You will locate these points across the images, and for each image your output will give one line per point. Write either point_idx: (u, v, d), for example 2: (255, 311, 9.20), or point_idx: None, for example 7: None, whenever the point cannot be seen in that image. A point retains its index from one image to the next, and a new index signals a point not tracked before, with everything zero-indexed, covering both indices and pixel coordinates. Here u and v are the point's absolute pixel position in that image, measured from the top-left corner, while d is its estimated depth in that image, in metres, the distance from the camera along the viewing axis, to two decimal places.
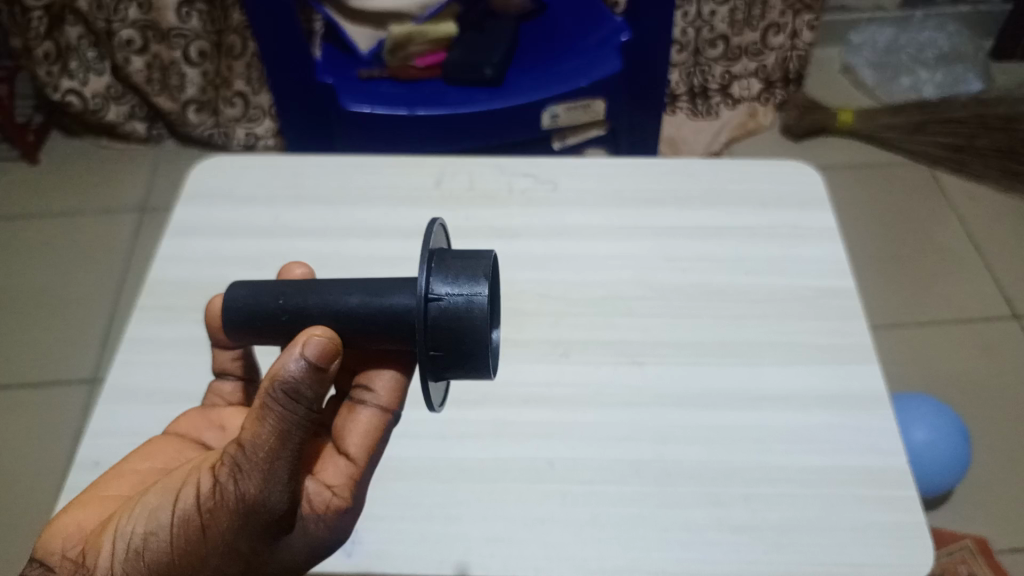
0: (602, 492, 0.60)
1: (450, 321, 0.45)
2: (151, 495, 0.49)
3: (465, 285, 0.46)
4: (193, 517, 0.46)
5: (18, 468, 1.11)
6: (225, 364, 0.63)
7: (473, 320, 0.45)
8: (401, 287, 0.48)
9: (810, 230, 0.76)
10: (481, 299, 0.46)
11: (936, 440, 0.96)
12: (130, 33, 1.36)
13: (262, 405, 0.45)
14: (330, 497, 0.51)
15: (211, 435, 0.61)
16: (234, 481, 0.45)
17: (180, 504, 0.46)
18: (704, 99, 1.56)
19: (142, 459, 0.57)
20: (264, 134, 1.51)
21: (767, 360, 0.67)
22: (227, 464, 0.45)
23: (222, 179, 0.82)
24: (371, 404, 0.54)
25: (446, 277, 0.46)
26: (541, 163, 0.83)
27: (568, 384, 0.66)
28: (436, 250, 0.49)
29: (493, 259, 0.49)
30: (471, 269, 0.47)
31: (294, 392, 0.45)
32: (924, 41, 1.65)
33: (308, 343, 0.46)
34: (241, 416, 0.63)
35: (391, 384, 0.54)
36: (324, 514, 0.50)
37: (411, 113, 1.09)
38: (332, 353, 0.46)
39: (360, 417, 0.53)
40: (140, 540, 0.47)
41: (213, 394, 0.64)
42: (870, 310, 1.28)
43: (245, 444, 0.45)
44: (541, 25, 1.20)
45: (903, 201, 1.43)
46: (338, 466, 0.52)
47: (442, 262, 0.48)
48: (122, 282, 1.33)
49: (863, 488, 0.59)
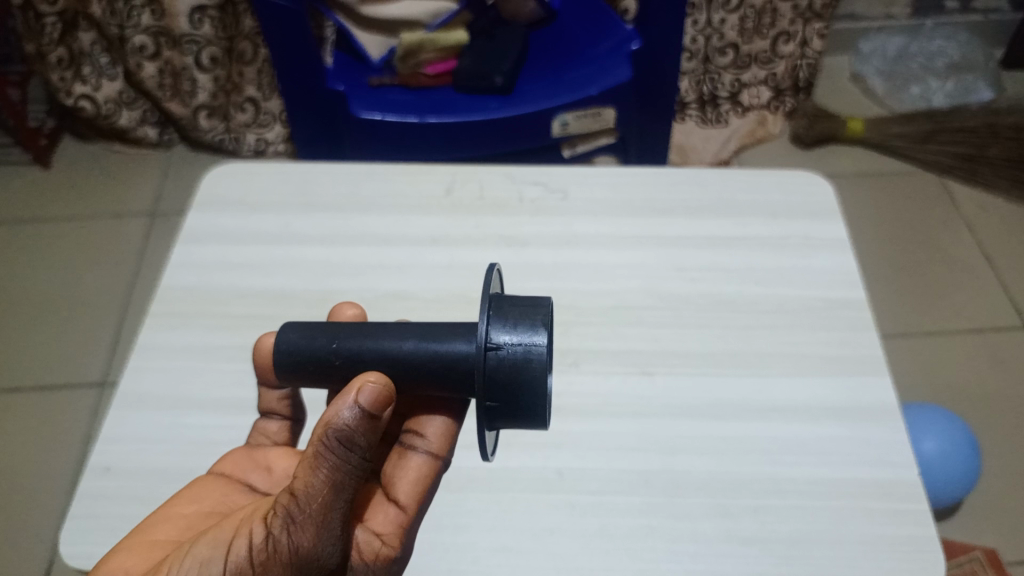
0: (610, 502, 0.60)
1: (507, 371, 0.46)
2: (200, 545, 0.47)
3: (523, 334, 0.47)
4: (245, 570, 0.45)
5: (31, 471, 1.12)
6: (272, 404, 0.62)
7: (531, 371, 0.46)
8: (456, 334, 0.49)
9: (821, 241, 0.75)
10: (539, 350, 0.46)
11: (947, 452, 0.96)
12: (142, 39, 1.38)
13: (316, 454, 0.45)
14: (379, 546, 0.51)
15: (257, 477, 0.59)
16: (289, 532, 0.44)
17: (231, 556, 0.45)
18: (713, 107, 1.56)
19: (188, 502, 0.56)
20: (274, 139, 1.52)
21: (774, 370, 0.67)
22: (280, 515, 0.45)
23: (233, 187, 0.82)
24: (422, 449, 0.54)
25: (504, 325, 0.47)
26: (552, 173, 0.83)
27: (578, 394, 0.66)
28: (493, 296, 0.50)
29: (550, 306, 0.49)
30: (530, 317, 0.47)
31: (349, 440, 0.45)
32: (935, 51, 1.64)
33: (363, 389, 0.46)
34: (287, 458, 0.61)
35: (441, 431, 0.55)
36: (372, 564, 0.50)
37: (422, 120, 1.09)
38: (384, 401, 0.46)
39: (412, 463, 0.53)
40: None
41: (259, 434, 0.63)
42: (880, 319, 1.27)
43: (299, 494, 0.45)
44: (552, 33, 1.20)
45: (913, 209, 1.43)
46: (389, 514, 0.52)
47: (500, 309, 0.48)
48: (132, 286, 1.34)
49: (874, 501, 0.59)
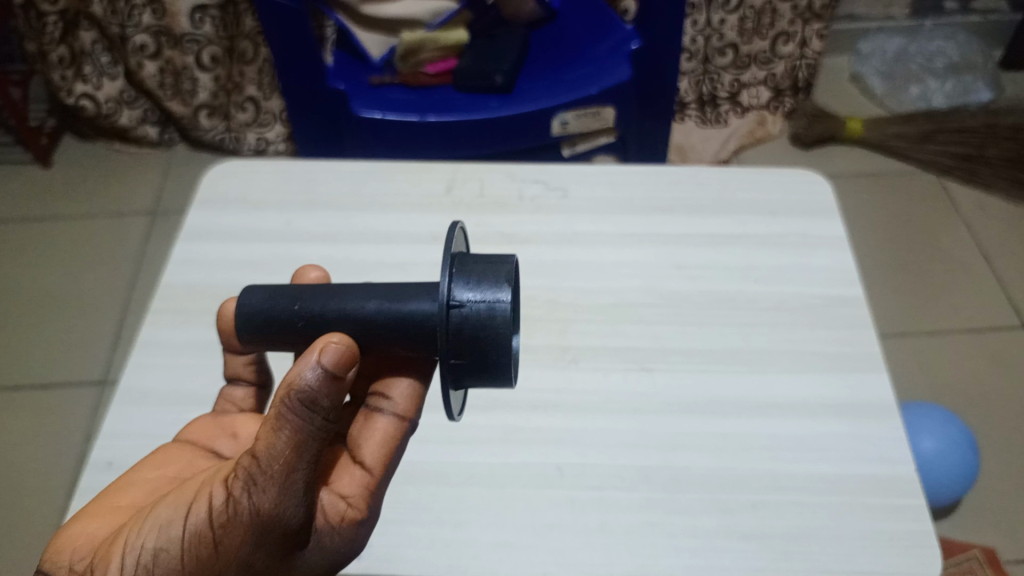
0: (611, 498, 0.60)
1: (472, 328, 0.46)
2: (162, 508, 0.47)
3: (487, 290, 0.47)
4: (205, 532, 0.45)
5: (31, 468, 1.12)
6: (238, 369, 0.63)
7: (495, 327, 0.46)
8: (419, 293, 0.49)
9: (819, 239, 0.76)
10: (503, 307, 0.46)
11: (945, 450, 0.96)
12: (144, 38, 1.38)
13: (277, 416, 0.45)
14: (345, 509, 0.51)
15: (224, 444, 0.60)
16: (249, 494, 0.45)
17: (191, 519, 0.46)
18: (713, 107, 1.56)
19: (152, 468, 0.56)
20: (275, 138, 1.52)
21: (774, 368, 0.67)
22: (241, 477, 0.45)
23: (234, 185, 0.82)
24: (389, 411, 0.54)
25: (468, 282, 0.47)
26: (552, 171, 0.83)
27: (577, 391, 0.66)
28: (457, 254, 0.49)
29: (514, 263, 0.49)
30: (494, 274, 0.47)
31: (310, 401, 0.45)
32: (931, 54, 1.64)
33: (325, 350, 0.46)
34: (252, 424, 0.61)
35: (409, 393, 0.54)
36: (338, 525, 0.51)
37: (422, 120, 1.10)
38: (347, 362, 0.46)
39: (379, 425, 0.53)
40: (149, 556, 0.46)
41: (225, 401, 0.64)
42: (879, 318, 1.27)
43: (260, 456, 0.45)
44: (551, 33, 1.21)
45: (912, 210, 1.43)
46: (356, 476, 0.52)
47: (464, 266, 0.48)
48: (133, 285, 1.34)
49: (872, 498, 0.59)
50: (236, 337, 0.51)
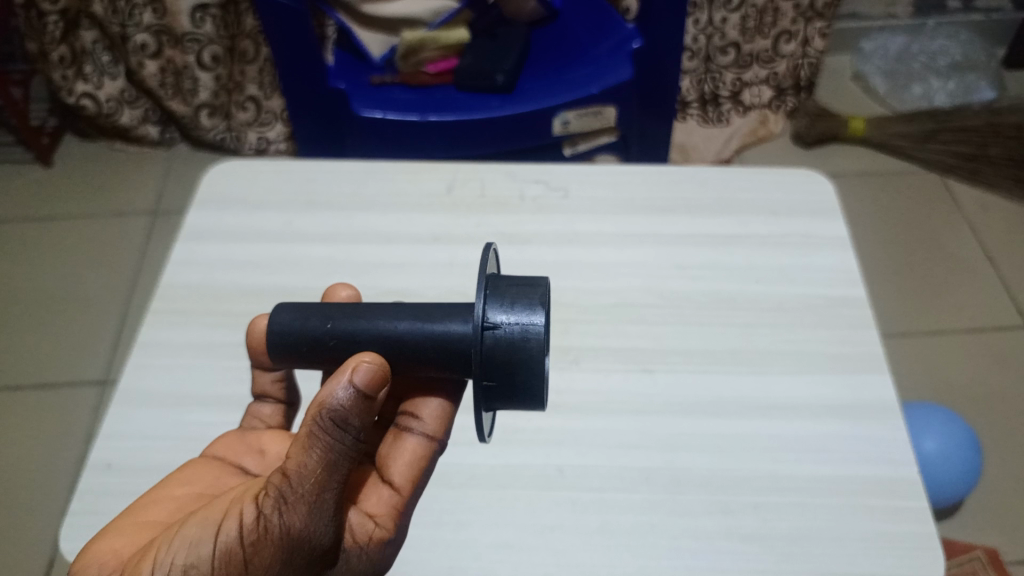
0: (611, 499, 0.60)
1: (506, 350, 0.46)
2: (190, 525, 0.46)
3: (522, 313, 0.47)
4: (234, 550, 0.44)
5: (33, 469, 1.12)
6: (265, 386, 0.63)
7: (529, 350, 0.46)
8: (452, 315, 0.49)
9: (821, 239, 0.76)
10: (538, 330, 0.46)
11: (947, 450, 0.96)
12: (144, 37, 1.38)
13: (309, 434, 0.45)
14: (372, 528, 0.51)
15: (250, 461, 0.60)
16: (280, 512, 0.44)
17: (221, 535, 0.45)
18: (714, 106, 1.56)
19: (178, 485, 0.56)
20: (275, 138, 1.52)
21: (776, 369, 0.67)
22: (272, 495, 0.45)
23: (234, 186, 0.82)
24: (417, 431, 0.54)
25: (501, 304, 0.47)
26: (553, 171, 0.83)
27: (578, 392, 0.66)
28: (490, 276, 0.50)
29: (547, 286, 0.49)
30: (528, 297, 0.47)
31: (343, 420, 0.45)
32: (936, 50, 1.64)
33: (357, 369, 0.46)
34: (280, 441, 0.62)
35: (437, 412, 0.55)
36: (367, 546, 0.50)
37: (422, 119, 1.09)
38: (379, 381, 0.47)
39: (407, 445, 0.54)
40: (179, 574, 0.44)
41: (253, 418, 0.63)
42: (880, 317, 1.27)
43: (291, 474, 0.45)
44: (552, 31, 1.20)
45: (914, 208, 1.42)
46: (383, 496, 0.53)
47: (498, 289, 0.48)
48: (134, 285, 1.34)
49: (874, 499, 0.59)
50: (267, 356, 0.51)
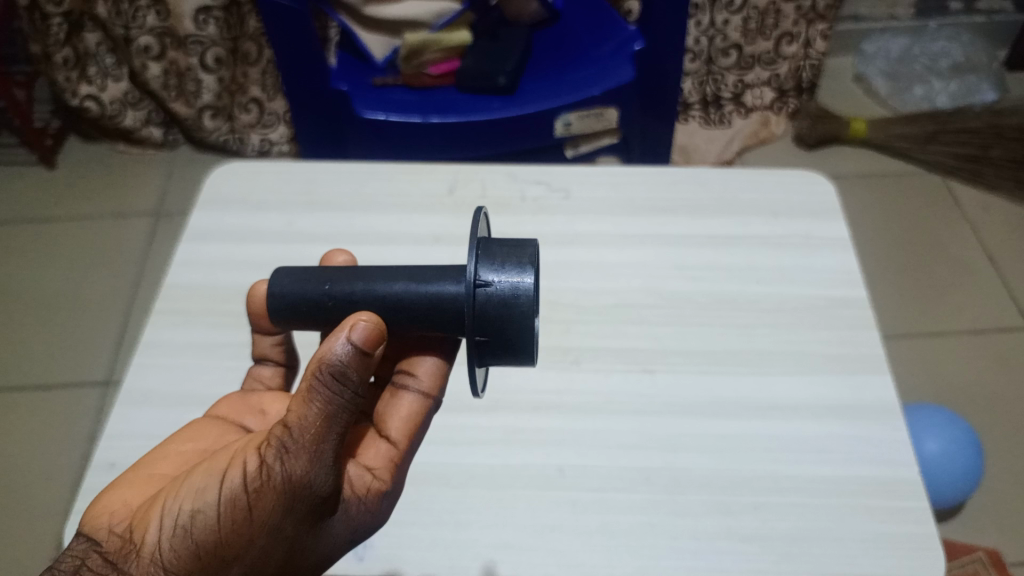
0: (611, 499, 0.60)
1: (497, 308, 0.47)
2: (196, 476, 0.47)
3: (512, 273, 0.47)
4: (238, 497, 0.44)
5: (36, 468, 1.13)
6: (265, 350, 0.65)
7: (519, 308, 0.46)
8: (445, 276, 0.49)
9: (821, 240, 0.76)
10: (528, 288, 0.47)
11: (948, 451, 0.95)
12: (148, 39, 1.39)
13: (309, 388, 0.46)
14: (371, 480, 0.51)
15: (251, 420, 0.61)
16: (281, 462, 0.44)
17: (225, 485, 0.45)
18: (716, 107, 1.55)
19: (183, 441, 0.57)
20: (278, 139, 1.52)
21: (776, 369, 0.67)
22: (273, 444, 0.45)
23: (236, 187, 0.83)
24: (414, 389, 0.55)
25: (492, 264, 0.48)
26: (553, 171, 0.83)
27: (578, 392, 0.66)
28: (480, 238, 0.50)
29: (536, 246, 0.50)
30: (517, 257, 0.48)
31: (341, 374, 0.46)
32: (936, 53, 1.63)
33: (354, 328, 0.47)
34: (280, 402, 0.63)
35: (433, 371, 0.56)
36: (364, 497, 0.51)
37: (424, 121, 1.10)
38: (376, 339, 0.47)
39: (403, 402, 0.54)
40: (185, 518, 0.45)
41: (253, 380, 0.65)
42: (881, 319, 1.27)
43: (292, 426, 0.45)
44: (553, 33, 1.20)
45: (917, 211, 1.42)
46: (380, 449, 0.53)
47: (488, 249, 0.49)
48: (137, 286, 1.34)
49: (874, 500, 0.59)
50: (267, 319, 0.52)
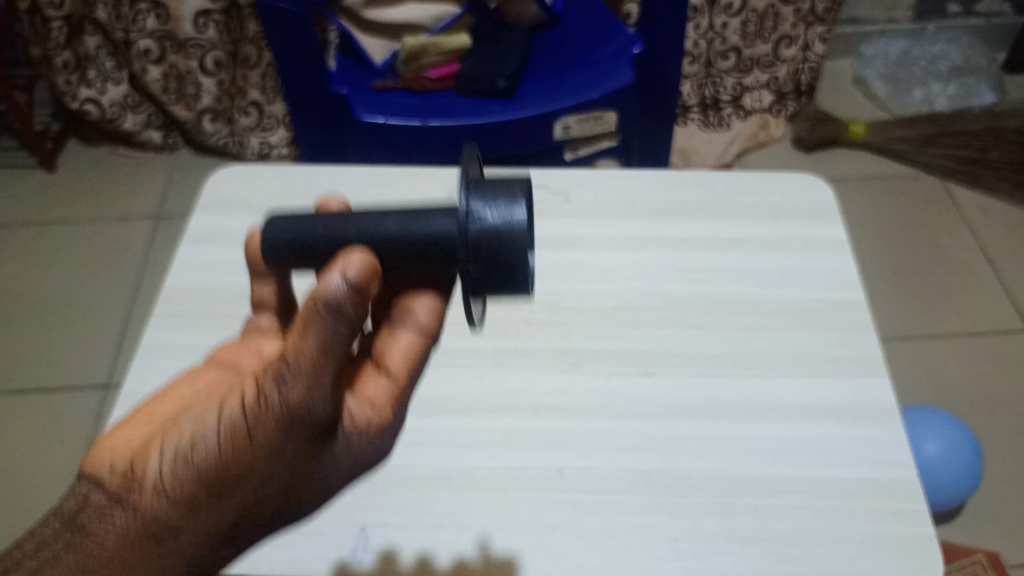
0: (611, 501, 0.60)
1: (490, 241, 0.42)
2: (192, 410, 0.43)
3: (504, 205, 0.43)
4: (236, 431, 0.41)
5: (36, 470, 1.13)
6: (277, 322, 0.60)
7: (513, 240, 0.42)
8: (436, 209, 0.45)
9: (820, 242, 0.76)
10: (521, 221, 0.43)
11: (947, 454, 0.95)
12: (148, 43, 1.39)
13: (306, 318, 0.41)
14: (374, 418, 0.46)
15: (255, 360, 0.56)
16: (279, 393, 0.41)
17: (221, 420, 0.41)
18: (715, 110, 1.56)
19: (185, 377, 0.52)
20: (277, 143, 1.52)
21: (775, 371, 0.67)
22: (271, 374, 0.41)
23: (237, 189, 0.83)
24: (417, 326, 0.48)
25: (484, 198, 0.43)
26: (553, 174, 0.83)
27: (578, 394, 0.66)
28: (471, 175, 0.46)
29: (529, 183, 0.46)
30: (509, 190, 0.44)
31: (336, 307, 0.40)
32: (936, 55, 1.64)
33: (348, 264, 0.41)
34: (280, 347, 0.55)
35: (434, 310, 0.49)
36: (367, 433, 0.46)
37: (424, 123, 1.10)
38: (372, 276, 0.42)
39: (403, 339, 0.48)
40: (180, 453, 0.41)
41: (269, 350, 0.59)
42: (881, 321, 1.27)
43: (289, 357, 0.41)
44: (553, 36, 1.21)
45: (916, 213, 1.42)
46: (379, 383, 0.47)
47: (479, 184, 0.45)
48: (137, 289, 1.35)
49: (874, 501, 0.59)
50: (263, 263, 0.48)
